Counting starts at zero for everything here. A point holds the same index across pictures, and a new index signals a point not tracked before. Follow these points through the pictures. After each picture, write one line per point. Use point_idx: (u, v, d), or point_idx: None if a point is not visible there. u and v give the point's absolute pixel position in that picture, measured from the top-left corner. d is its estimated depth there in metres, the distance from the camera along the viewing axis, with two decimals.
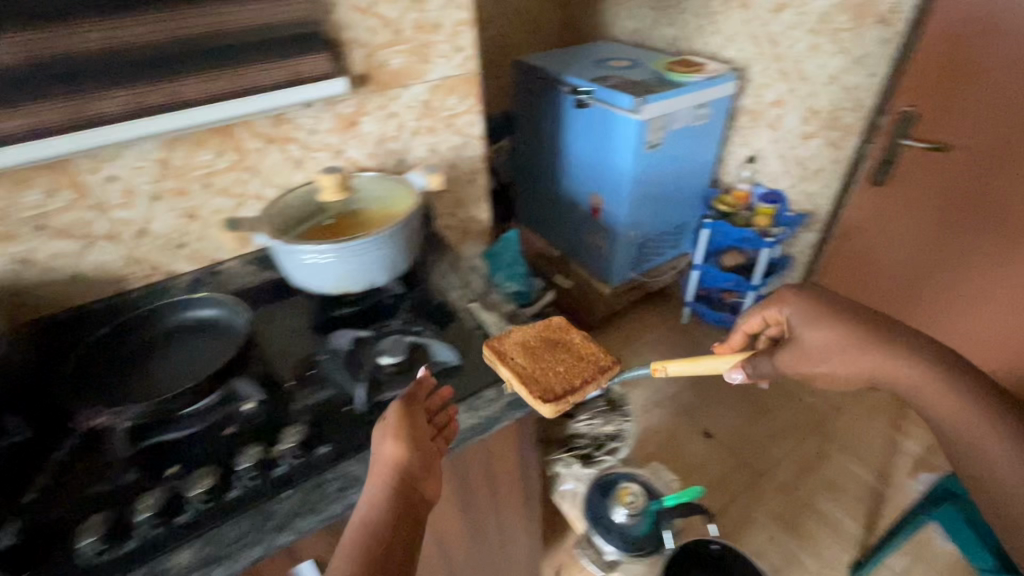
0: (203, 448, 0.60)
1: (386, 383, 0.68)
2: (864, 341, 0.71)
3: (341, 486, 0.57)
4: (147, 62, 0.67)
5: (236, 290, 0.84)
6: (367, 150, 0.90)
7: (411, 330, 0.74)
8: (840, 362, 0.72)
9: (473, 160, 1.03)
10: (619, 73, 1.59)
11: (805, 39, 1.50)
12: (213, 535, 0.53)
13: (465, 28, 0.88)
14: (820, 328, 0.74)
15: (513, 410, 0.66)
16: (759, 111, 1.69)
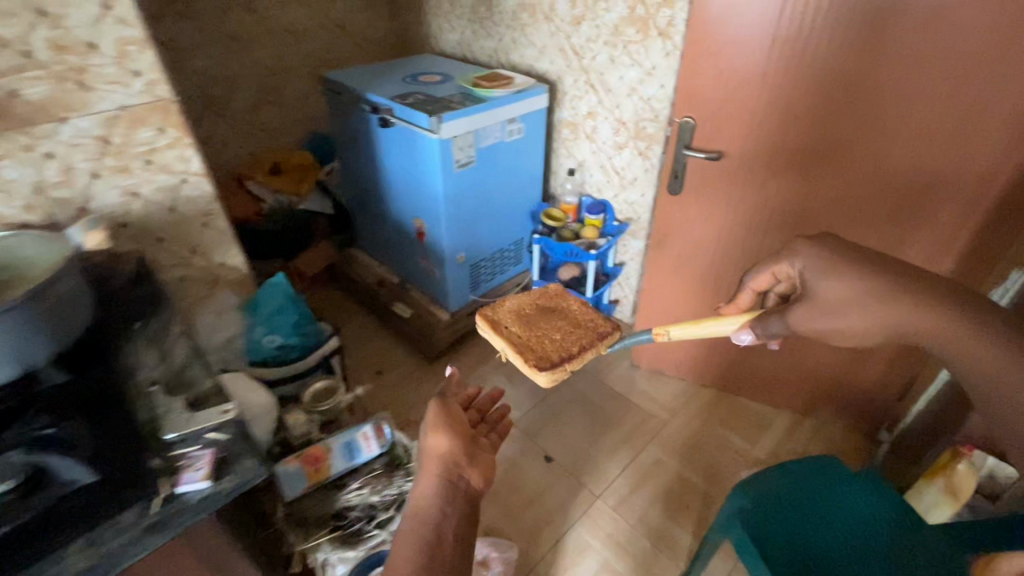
0: None
1: None
2: (885, 287, 0.80)
3: None
4: None
5: None
6: (18, 204, 0.72)
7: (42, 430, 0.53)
8: (861, 311, 0.81)
9: (200, 200, 0.87)
10: (426, 88, 1.51)
11: (602, 52, 1.51)
12: None
13: (137, 48, 0.73)
14: (833, 280, 0.84)
15: (156, 535, 0.57)
16: (577, 123, 1.69)
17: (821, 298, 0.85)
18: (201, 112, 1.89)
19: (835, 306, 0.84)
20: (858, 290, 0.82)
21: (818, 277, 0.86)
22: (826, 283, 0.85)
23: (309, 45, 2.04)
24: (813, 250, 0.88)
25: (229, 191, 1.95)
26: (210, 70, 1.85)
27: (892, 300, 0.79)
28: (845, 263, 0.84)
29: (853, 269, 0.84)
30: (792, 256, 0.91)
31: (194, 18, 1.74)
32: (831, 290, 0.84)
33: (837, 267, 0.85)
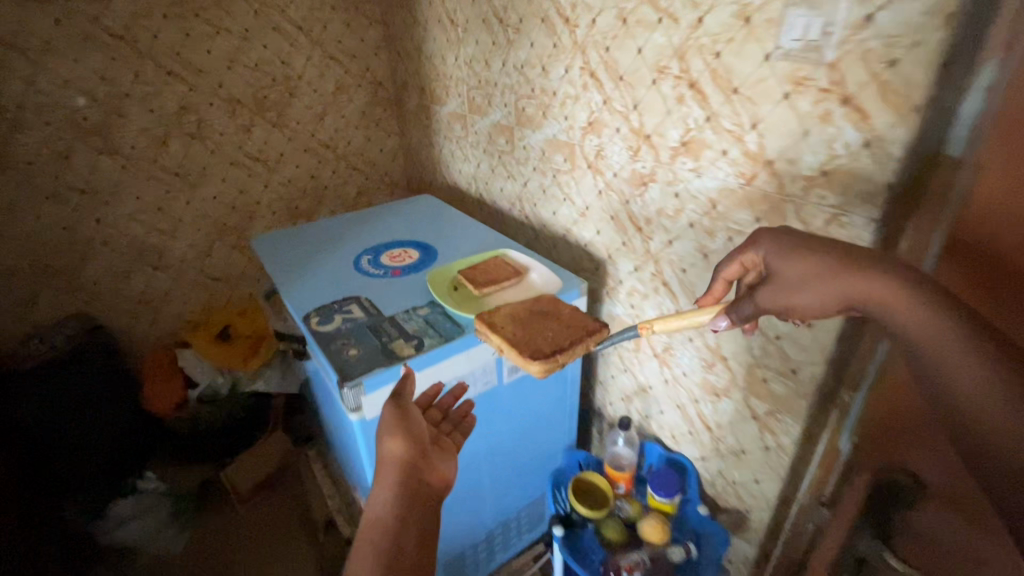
0: None
1: None
2: (849, 259, 0.51)
3: None
4: None
5: None
6: None
7: None
8: (819, 291, 0.53)
9: None
10: (377, 287, 0.91)
11: (690, 238, 0.83)
12: None
13: None
14: (795, 261, 0.56)
15: None
16: (640, 332, 1.01)
17: (778, 284, 0.57)
18: (129, 268, 1.40)
19: (789, 292, 0.56)
20: (824, 263, 0.53)
21: (777, 258, 0.58)
22: (779, 267, 0.58)
23: (286, 173, 1.55)
24: (772, 235, 0.60)
25: (156, 367, 1.44)
26: (141, 215, 1.38)
27: (856, 267, 0.50)
28: (800, 241, 0.56)
29: (816, 245, 0.55)
30: (756, 240, 0.62)
31: (115, 152, 1.29)
32: (792, 271, 0.56)
33: (789, 246, 0.57)
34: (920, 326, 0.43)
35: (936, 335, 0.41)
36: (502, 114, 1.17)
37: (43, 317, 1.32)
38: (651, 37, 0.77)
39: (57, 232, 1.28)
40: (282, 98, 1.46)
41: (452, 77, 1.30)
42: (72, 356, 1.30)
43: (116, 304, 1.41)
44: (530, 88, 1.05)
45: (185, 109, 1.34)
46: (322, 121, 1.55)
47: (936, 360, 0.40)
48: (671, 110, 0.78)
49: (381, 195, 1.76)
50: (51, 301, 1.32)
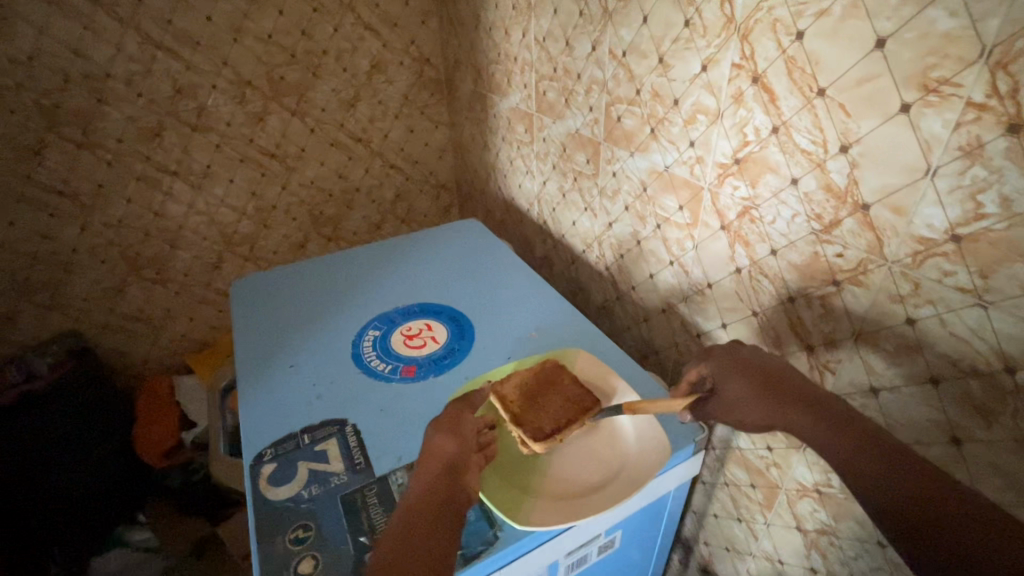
0: None
1: None
2: (778, 385, 0.50)
3: None
4: None
5: None
6: None
7: None
8: (758, 411, 0.50)
9: None
10: (375, 403, 0.60)
11: (927, 405, 0.45)
12: None
13: None
14: (736, 380, 0.52)
15: None
16: (779, 489, 0.65)
17: (720, 400, 0.53)
18: (122, 281, 1.18)
19: (734, 411, 0.51)
20: (763, 387, 0.50)
21: (718, 373, 0.53)
22: (717, 384, 0.53)
23: (309, 172, 1.26)
24: (720, 351, 0.55)
25: (151, 400, 1.24)
26: (133, 221, 1.14)
27: (782, 390, 0.49)
28: (740, 359, 0.53)
29: (756, 366, 0.52)
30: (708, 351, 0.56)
31: (99, 147, 1.04)
32: (735, 390, 0.52)
33: (732, 362, 0.53)
34: (829, 449, 0.45)
35: (852, 458, 0.43)
36: (585, 121, 0.80)
37: (26, 335, 1.14)
38: (924, 17, 0.37)
39: (36, 241, 1.07)
40: (303, 80, 1.15)
41: (518, 60, 0.93)
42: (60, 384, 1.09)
43: (112, 322, 1.21)
44: (635, 89, 0.67)
45: (183, 93, 1.06)
46: (354, 109, 1.23)
47: (861, 479, 0.42)
48: (938, 169, 0.39)
49: (425, 199, 1.45)
50: (33, 319, 1.13)
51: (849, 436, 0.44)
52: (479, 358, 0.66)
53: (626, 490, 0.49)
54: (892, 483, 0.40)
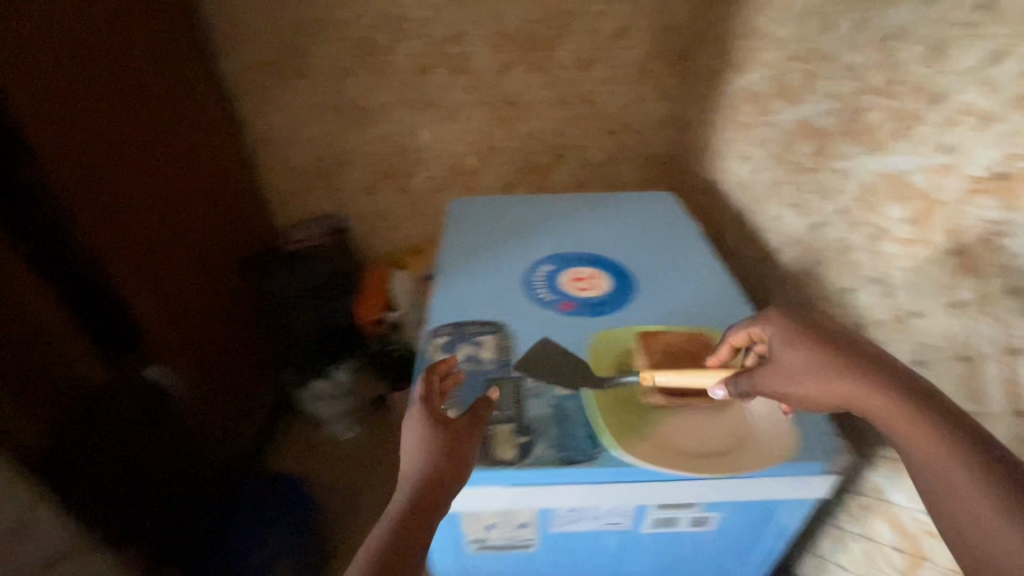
0: None
1: None
2: (842, 360, 0.50)
3: None
4: None
5: None
6: None
7: None
8: (817, 386, 0.50)
9: None
10: (531, 319, 0.69)
11: None
12: None
13: None
14: (796, 350, 0.52)
15: None
16: (930, 562, 0.57)
17: (775, 366, 0.53)
18: (376, 185, 1.50)
19: (786, 378, 0.52)
20: (823, 360, 0.51)
21: (778, 338, 0.54)
22: (777, 351, 0.54)
23: (534, 122, 1.40)
24: (786, 319, 0.55)
25: (377, 278, 1.57)
26: (395, 138, 1.42)
27: (843, 368, 0.50)
28: (813, 334, 0.53)
29: (819, 339, 0.52)
30: (766, 315, 0.56)
31: (388, 75, 1.32)
32: (795, 358, 0.52)
33: (798, 332, 0.53)
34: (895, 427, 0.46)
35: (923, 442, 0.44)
36: (821, 111, 0.73)
37: (310, 208, 1.53)
38: None
39: (332, 140, 1.42)
40: (552, 37, 1.26)
41: (766, 38, 0.88)
42: (297, 255, 1.43)
43: (363, 214, 1.55)
44: (893, 79, 0.60)
45: (455, 38, 1.26)
46: (589, 70, 1.31)
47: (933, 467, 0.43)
48: None
49: (630, 168, 1.48)
50: (317, 198, 1.51)
51: (918, 419, 0.45)
52: (633, 313, 0.71)
53: (757, 460, 0.52)
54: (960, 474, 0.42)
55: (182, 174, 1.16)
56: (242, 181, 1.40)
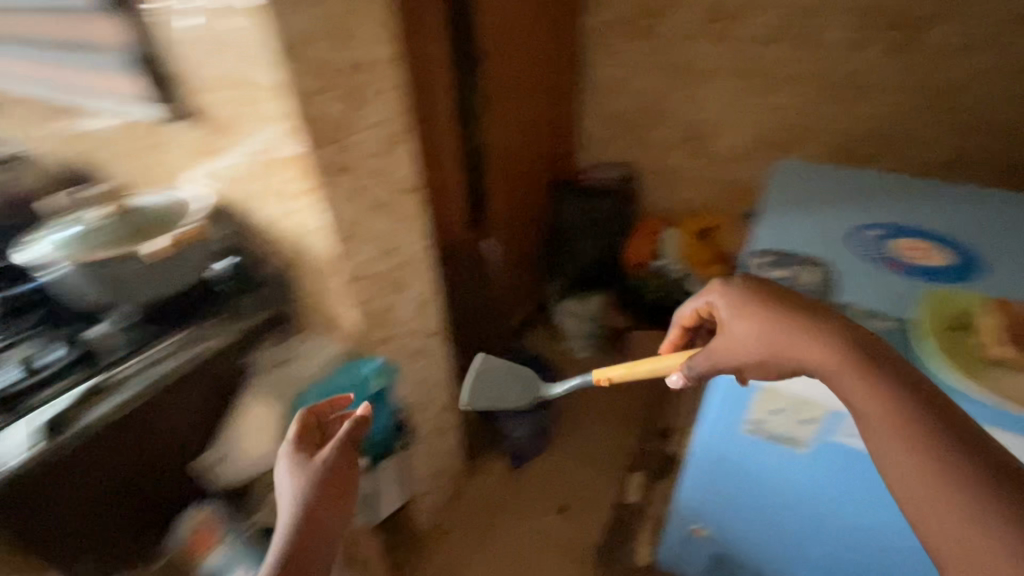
0: (25, 324, 0.82)
1: (38, 373, 0.74)
2: (778, 318, 0.57)
3: (38, 384, 0.73)
4: (81, 60, 0.82)
5: (49, 249, 0.77)
6: (230, 173, 0.80)
7: (74, 367, 0.76)
8: (762, 346, 0.58)
9: (404, 264, 0.93)
10: (857, 267, 0.75)
11: None
12: (26, 347, 0.79)
13: (282, 93, 0.66)
14: (743, 317, 0.60)
15: (73, 468, 0.69)
16: None
17: (729, 335, 0.61)
18: (677, 145, 1.63)
19: (737, 343, 0.60)
20: (762, 323, 0.58)
21: (733, 310, 0.62)
22: (732, 322, 0.61)
23: (871, 106, 1.34)
24: (731, 289, 0.63)
25: (647, 228, 1.70)
26: (712, 103, 1.52)
27: (782, 328, 0.56)
28: (754, 302, 0.60)
29: (757, 303, 0.60)
30: (713, 289, 0.65)
31: (730, 41, 1.41)
32: (742, 325, 0.60)
33: (744, 301, 0.61)
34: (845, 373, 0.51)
35: (870, 395, 0.49)
36: None
37: (609, 156, 1.74)
38: None
39: (653, 97, 1.59)
40: (933, 16, 1.19)
41: None
42: (591, 191, 1.66)
43: (652, 171, 1.71)
44: None
45: (816, 10, 1.29)
46: (965, 55, 1.20)
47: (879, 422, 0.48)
48: None
49: (975, 176, 1.31)
50: (618, 148, 1.71)
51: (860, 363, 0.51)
52: (975, 288, 0.70)
53: None
54: (899, 420, 0.46)
55: (541, 100, 1.46)
56: (568, 118, 1.67)
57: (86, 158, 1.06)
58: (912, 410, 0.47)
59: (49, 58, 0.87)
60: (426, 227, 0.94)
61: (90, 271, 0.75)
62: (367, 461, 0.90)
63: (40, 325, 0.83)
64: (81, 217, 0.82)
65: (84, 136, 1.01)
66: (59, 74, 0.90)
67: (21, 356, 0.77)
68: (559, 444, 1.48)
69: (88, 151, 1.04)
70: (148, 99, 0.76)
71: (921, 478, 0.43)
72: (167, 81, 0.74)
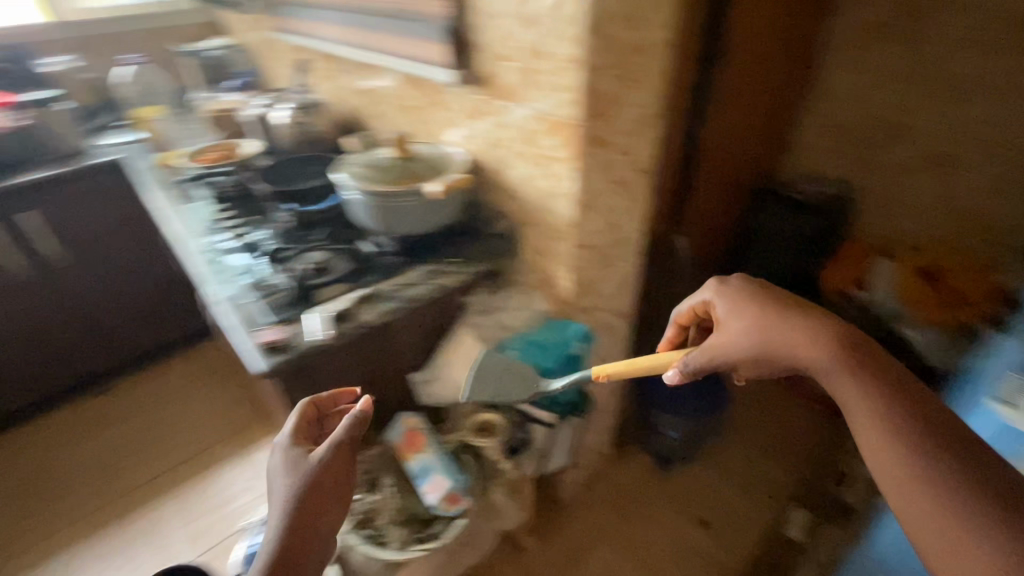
0: (323, 236, 1.05)
1: (335, 273, 0.94)
2: (768, 313, 0.67)
3: (337, 282, 0.93)
4: (395, 29, 1.00)
5: (352, 178, 0.95)
6: (494, 134, 0.92)
7: (356, 275, 0.94)
8: (751, 340, 0.67)
9: (621, 241, 0.97)
10: None
11: None
12: (324, 251, 1.00)
13: (572, 66, 0.73)
14: (737, 314, 0.70)
15: (349, 353, 0.87)
16: None
17: (723, 332, 0.70)
18: (916, 166, 1.44)
19: (729, 338, 0.68)
20: (755, 318, 0.67)
21: (728, 309, 0.72)
22: (727, 320, 0.71)
23: None
24: (725, 290, 0.74)
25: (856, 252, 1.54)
26: (977, 122, 1.31)
27: (771, 321, 0.66)
28: (747, 302, 0.70)
29: (749, 302, 0.70)
30: (710, 288, 0.76)
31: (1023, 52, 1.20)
32: (735, 321, 0.69)
33: (737, 302, 0.71)
34: (825, 357, 0.59)
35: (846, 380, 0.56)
36: None
37: (825, 170, 1.60)
38: None
39: (897, 109, 1.42)
40: None
41: None
42: (798, 202, 1.55)
43: (876, 192, 1.53)
44: None
45: None
46: None
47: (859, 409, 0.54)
48: None
49: None
50: (838, 162, 1.56)
51: (839, 351, 0.58)
52: None
53: None
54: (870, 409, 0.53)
55: (766, 100, 1.39)
56: (787, 124, 1.56)
57: (363, 111, 1.30)
58: (884, 398, 0.53)
59: (367, 26, 1.08)
60: (648, 209, 0.97)
61: (380, 201, 0.91)
62: (555, 418, 0.95)
63: (332, 238, 1.04)
64: (373, 157, 1.00)
65: (371, 92, 1.23)
66: (367, 40, 1.10)
67: (322, 257, 0.98)
68: (716, 456, 1.46)
69: (369, 105, 1.27)
70: (443, 64, 0.91)
71: (896, 466, 0.48)
72: (465, 51, 0.87)
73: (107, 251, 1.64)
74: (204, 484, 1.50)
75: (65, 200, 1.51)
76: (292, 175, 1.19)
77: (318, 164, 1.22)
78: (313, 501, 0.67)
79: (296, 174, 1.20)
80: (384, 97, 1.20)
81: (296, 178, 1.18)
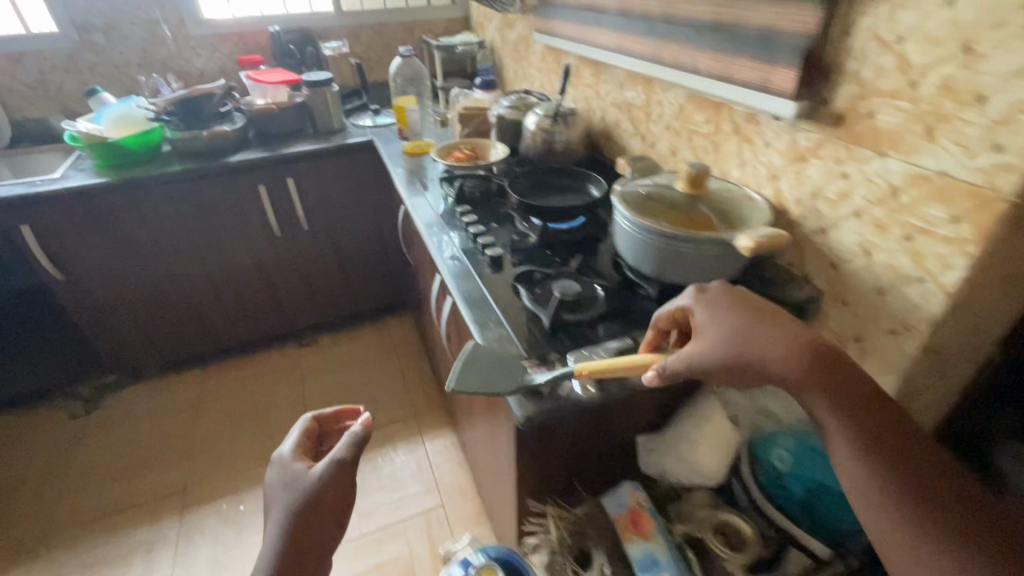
0: (574, 264, 0.96)
1: (594, 311, 0.83)
2: (755, 325, 0.60)
3: (596, 323, 0.82)
4: (702, 41, 0.86)
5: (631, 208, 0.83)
6: (822, 182, 0.74)
7: (615, 319, 0.83)
8: (728, 349, 0.60)
9: (973, 345, 0.72)
10: None
11: None
12: (579, 279, 0.90)
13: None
14: (720, 318, 0.63)
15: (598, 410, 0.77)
16: None
17: (702, 337, 0.62)
18: None
19: (706, 348, 0.61)
20: (739, 328, 0.60)
21: (712, 313, 0.63)
22: (706, 326, 0.63)
23: None
24: (712, 292, 0.66)
25: None
26: None
27: (760, 333, 0.59)
28: (735, 310, 0.63)
29: (738, 310, 0.62)
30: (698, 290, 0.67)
31: None
32: (715, 326, 0.62)
33: (724, 307, 0.63)
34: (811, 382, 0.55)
35: (838, 412, 0.53)
36: None
37: None
38: None
39: None
40: None
41: None
42: None
43: None
44: None
45: None
46: None
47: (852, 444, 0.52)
48: None
49: None
50: None
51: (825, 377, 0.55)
52: None
53: None
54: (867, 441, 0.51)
55: None
56: None
57: (618, 123, 1.21)
58: (873, 431, 0.52)
59: (658, 35, 0.96)
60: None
61: (660, 238, 0.79)
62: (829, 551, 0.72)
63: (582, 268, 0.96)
64: (654, 184, 0.87)
65: (636, 105, 1.12)
66: (653, 48, 0.98)
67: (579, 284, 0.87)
68: None
69: (628, 118, 1.16)
70: (772, 90, 0.75)
71: (886, 511, 0.48)
72: (812, 79, 0.71)
73: (341, 222, 1.79)
74: (384, 457, 1.58)
75: (315, 172, 1.67)
76: (539, 189, 1.13)
77: (565, 180, 1.15)
78: (317, 520, 0.69)
79: (543, 186, 1.13)
80: (652, 112, 1.07)
81: (544, 192, 1.12)
